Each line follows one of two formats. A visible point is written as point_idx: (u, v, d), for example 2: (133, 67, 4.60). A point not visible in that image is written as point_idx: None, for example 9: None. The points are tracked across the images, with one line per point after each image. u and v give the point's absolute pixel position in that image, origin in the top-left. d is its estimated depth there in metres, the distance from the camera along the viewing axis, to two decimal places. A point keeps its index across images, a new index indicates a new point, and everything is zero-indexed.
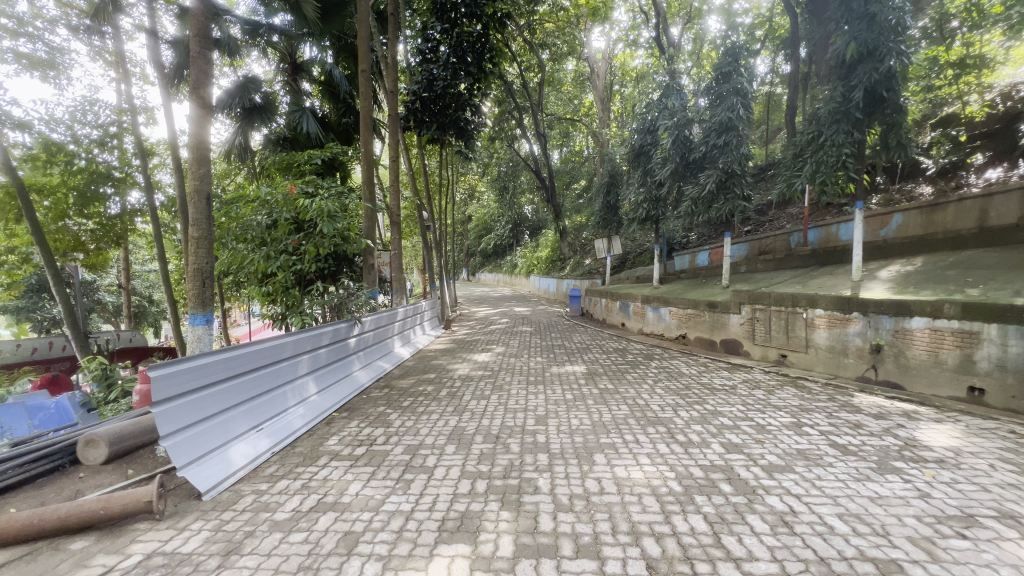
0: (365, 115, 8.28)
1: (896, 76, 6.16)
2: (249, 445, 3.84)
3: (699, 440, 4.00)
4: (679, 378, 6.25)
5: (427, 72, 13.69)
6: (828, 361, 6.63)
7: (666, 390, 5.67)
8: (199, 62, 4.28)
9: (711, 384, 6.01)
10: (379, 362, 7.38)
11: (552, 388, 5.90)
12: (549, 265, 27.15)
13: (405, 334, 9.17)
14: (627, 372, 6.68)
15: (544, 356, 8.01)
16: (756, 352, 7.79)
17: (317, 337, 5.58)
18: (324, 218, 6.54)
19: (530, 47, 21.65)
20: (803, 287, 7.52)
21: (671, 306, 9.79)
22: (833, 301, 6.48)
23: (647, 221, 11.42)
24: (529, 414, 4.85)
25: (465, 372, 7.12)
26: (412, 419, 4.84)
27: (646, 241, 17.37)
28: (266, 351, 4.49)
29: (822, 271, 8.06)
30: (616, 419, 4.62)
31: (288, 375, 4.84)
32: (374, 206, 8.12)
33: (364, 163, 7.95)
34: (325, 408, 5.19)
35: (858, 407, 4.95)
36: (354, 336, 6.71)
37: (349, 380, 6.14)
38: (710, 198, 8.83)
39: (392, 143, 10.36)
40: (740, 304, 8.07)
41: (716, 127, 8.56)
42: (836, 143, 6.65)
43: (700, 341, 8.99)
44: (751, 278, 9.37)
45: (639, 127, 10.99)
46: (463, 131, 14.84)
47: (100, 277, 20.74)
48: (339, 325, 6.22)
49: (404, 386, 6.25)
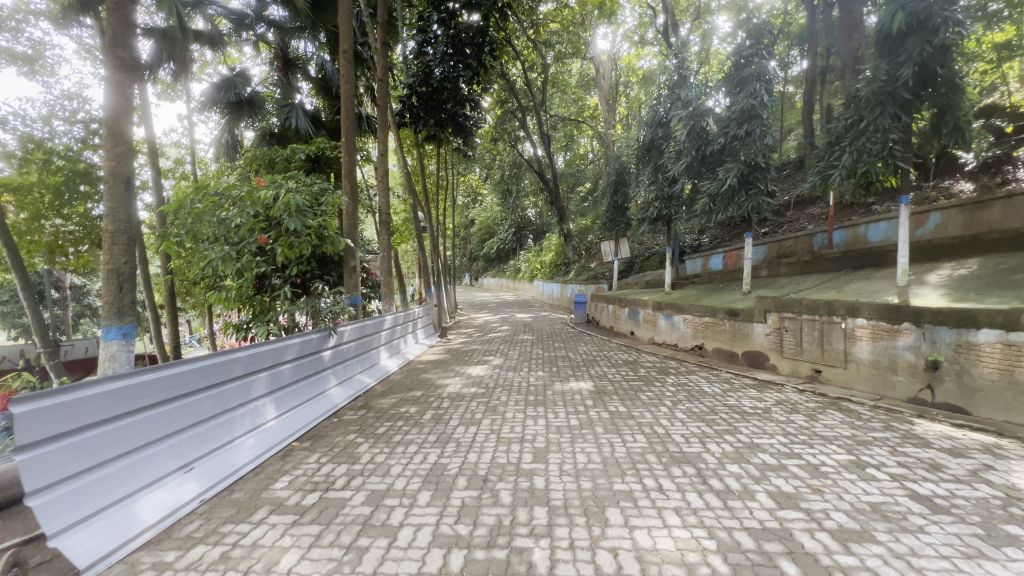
0: (347, 101, 7.34)
1: (952, 50, 5.36)
2: (169, 493, 3.04)
3: (739, 489, 3.15)
4: (702, 400, 5.39)
5: (423, 64, 12.83)
6: (872, 379, 5.76)
7: (689, 415, 4.83)
8: (115, 12, 3.50)
9: (740, 407, 5.15)
10: (363, 378, 6.60)
11: (554, 411, 5.06)
12: (553, 269, 26.34)
13: (393, 344, 8.34)
14: (641, 390, 5.85)
15: (546, 370, 7.16)
16: (785, 366, 6.91)
17: (282, 352, 4.82)
18: (293, 212, 5.80)
19: (534, 45, 21.00)
20: (838, 293, 6.67)
21: (686, 313, 8.94)
22: (878, 309, 5.62)
23: (659, 221, 10.56)
24: (526, 446, 4.02)
25: (456, 389, 6.28)
26: (385, 452, 4.02)
27: (655, 243, 16.53)
28: (209, 370, 3.73)
29: (858, 276, 7.20)
30: (632, 454, 3.78)
31: (238, 398, 4.06)
32: (356, 201, 7.20)
33: (347, 155, 7.11)
34: (286, 435, 4.40)
35: (926, 440, 4.07)
36: (332, 349, 5.95)
37: (320, 399, 5.31)
38: (730, 195, 7.92)
39: (382, 137, 9.49)
40: (765, 312, 7.21)
41: (737, 116, 7.70)
42: (880, 128, 5.79)
43: (719, 353, 8.12)
44: (773, 283, 8.52)
45: (650, 120, 10.17)
46: (462, 128, 14.05)
47: (91, 283, 20.20)
48: (312, 336, 5.45)
49: (383, 407, 5.42)
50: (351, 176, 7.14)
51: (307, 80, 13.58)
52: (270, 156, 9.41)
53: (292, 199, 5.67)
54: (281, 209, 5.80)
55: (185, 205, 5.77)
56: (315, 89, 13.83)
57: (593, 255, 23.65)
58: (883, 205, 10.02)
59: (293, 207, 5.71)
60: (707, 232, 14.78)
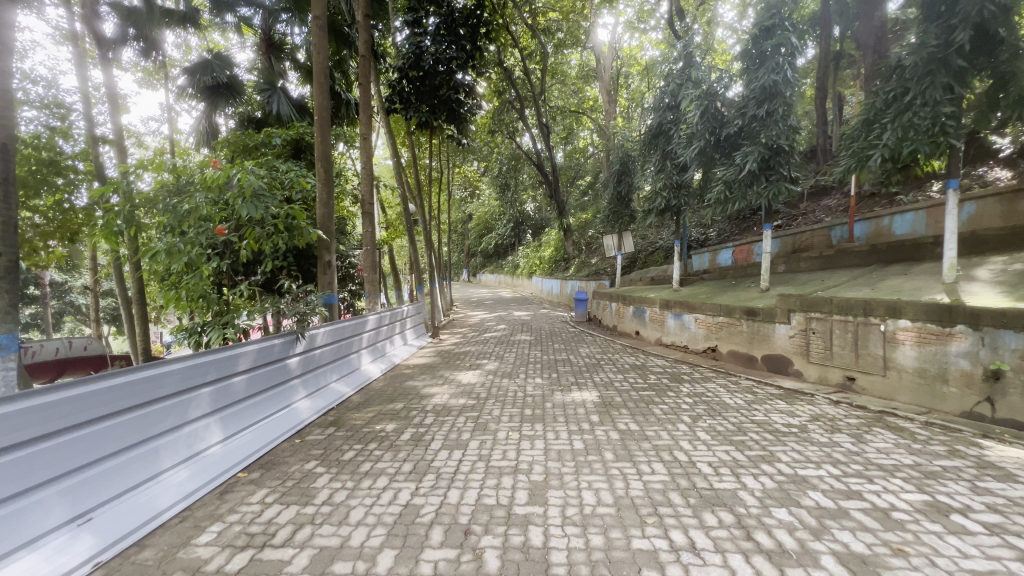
0: (320, 74, 6.34)
1: (1017, 8, 4.61)
2: (45, 559, 2.28)
3: (796, 548, 2.42)
4: (725, 415, 4.67)
5: (414, 45, 11.97)
6: (917, 390, 5.04)
7: (713, 436, 4.10)
8: None
9: (771, 424, 4.42)
10: (339, 386, 5.87)
11: (554, 429, 4.33)
12: (553, 265, 25.56)
13: (376, 347, 7.58)
14: (654, 402, 5.13)
15: (546, 377, 6.43)
16: (812, 373, 6.19)
17: (233, 361, 4.07)
18: (247, 198, 4.93)
19: (533, 32, 20.20)
20: (872, 291, 5.93)
21: (697, 312, 8.21)
22: (925, 309, 4.90)
23: (666, 213, 9.81)
24: (519, 481, 3.29)
25: (443, 400, 5.55)
26: (347, 487, 3.28)
27: (659, 237, 15.78)
28: (126, 390, 2.97)
29: (892, 271, 6.46)
30: (651, 492, 3.06)
31: (169, 421, 3.31)
32: (331, 188, 6.26)
33: (321, 135, 6.19)
34: (231, 464, 3.64)
35: (1007, 470, 3.34)
36: (300, 356, 5.21)
37: (282, 416, 4.55)
38: (749, 181, 7.13)
39: (364, 118, 8.54)
40: (788, 312, 6.49)
41: (757, 94, 6.94)
42: (929, 100, 5.04)
43: (735, 355, 7.40)
44: (793, 280, 7.77)
45: (658, 103, 9.40)
46: (456, 114, 13.20)
47: (72, 280, 19.40)
48: (272, 342, 4.70)
49: (356, 424, 4.68)
50: (326, 158, 6.18)
51: (292, 63, 12.62)
52: (247, 141, 8.66)
53: (246, 183, 4.80)
54: (234, 195, 4.95)
55: (125, 189, 4.91)
56: (300, 72, 12.83)
57: (593, 250, 22.88)
58: (909, 196, 9.28)
59: (248, 192, 4.84)
60: (715, 226, 14.04)
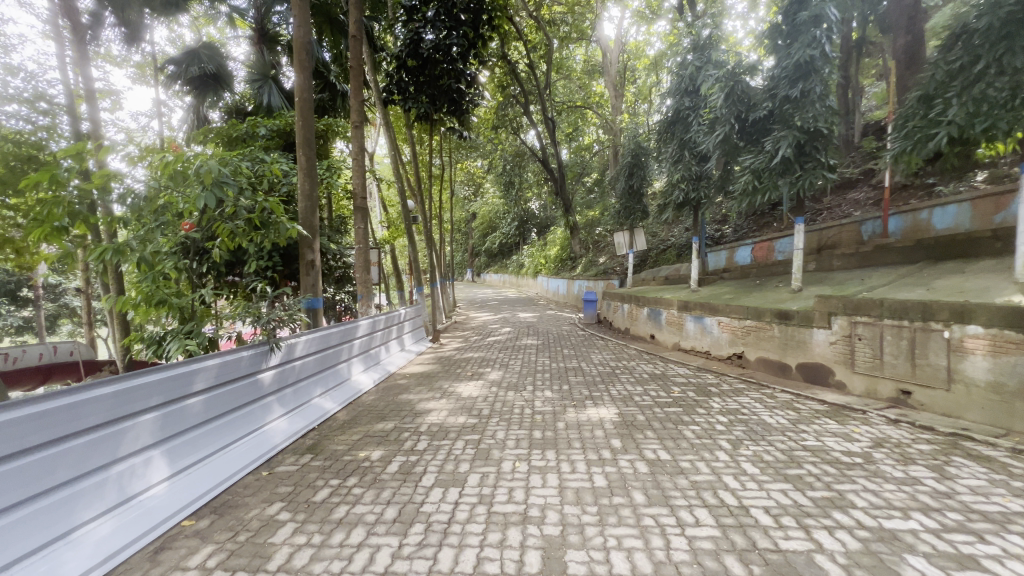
0: (299, 49, 5.62)
1: None
2: None
3: None
4: (770, 440, 3.96)
5: (412, 31, 11.28)
6: (991, 408, 4.30)
7: (763, 468, 3.40)
8: None
9: (827, 452, 3.71)
10: (323, 401, 5.20)
11: (569, 459, 3.64)
12: (559, 264, 24.83)
13: (369, 354, 6.90)
14: (684, 421, 4.44)
15: (556, 389, 5.73)
16: (858, 384, 5.46)
17: (186, 381, 3.39)
18: (206, 185, 4.18)
19: (538, 24, 19.49)
20: (928, 292, 5.19)
21: (721, 314, 7.50)
22: (1002, 314, 4.16)
23: (684, 206, 9.09)
24: (530, 536, 2.59)
25: (440, 418, 4.86)
26: (310, 545, 2.60)
27: (671, 235, 15.04)
28: (29, 426, 2.30)
29: (946, 270, 5.72)
30: (700, 556, 2.36)
31: (95, 460, 2.64)
32: (315, 179, 5.56)
33: (302, 119, 5.50)
34: (176, 508, 2.97)
35: None
36: (274, 369, 4.53)
37: (250, 443, 3.88)
38: (781, 169, 6.37)
39: (354, 103, 7.77)
40: (829, 315, 5.76)
41: (790, 72, 6.19)
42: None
43: (766, 363, 6.66)
44: (828, 279, 7.04)
45: (675, 88, 8.69)
46: (458, 106, 12.55)
47: (65, 282, 18.78)
48: (240, 355, 4.04)
49: (337, 451, 4.00)
50: (308, 145, 5.48)
51: (285, 52, 11.88)
52: (233, 130, 8.08)
53: (202, 166, 4.03)
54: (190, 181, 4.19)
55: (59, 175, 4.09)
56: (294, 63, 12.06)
57: (601, 249, 22.10)
58: (950, 187, 8.50)
59: (205, 177, 4.06)
60: (731, 223, 13.30)
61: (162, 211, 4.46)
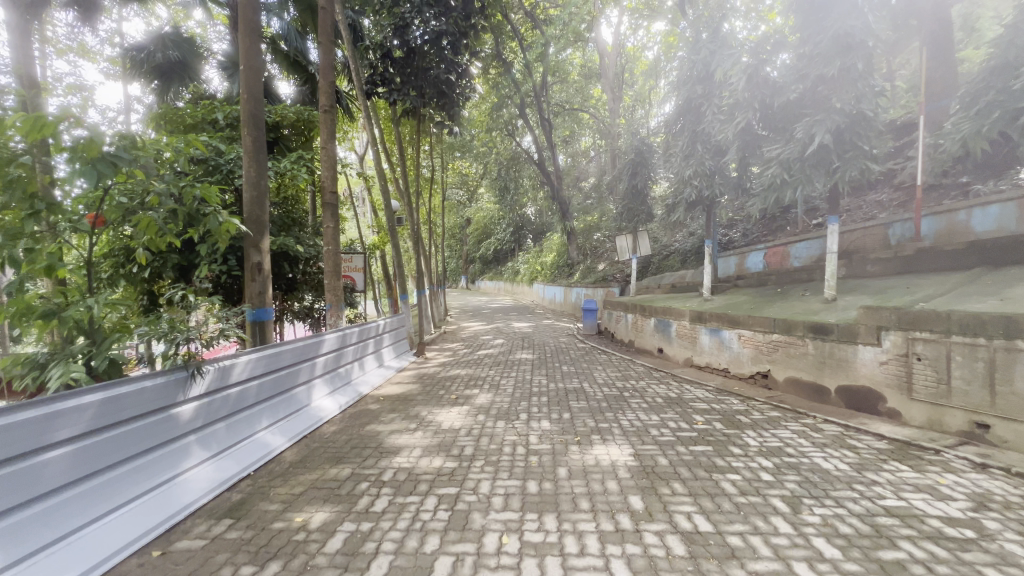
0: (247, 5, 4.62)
1: None
2: None
3: None
4: (838, 499, 3.01)
5: (398, 17, 10.50)
6: None
7: (845, 547, 2.45)
8: None
9: (919, 518, 2.76)
10: (270, 436, 4.21)
11: (575, 531, 2.68)
12: (555, 271, 24.00)
13: (336, 374, 5.92)
14: (719, 468, 3.49)
15: (554, 418, 4.79)
16: (918, 414, 4.53)
17: (42, 429, 2.40)
18: (88, 161, 3.11)
19: (534, 23, 18.72)
20: (1004, 302, 4.29)
21: (743, 328, 6.59)
22: None
23: (697, 205, 8.21)
24: None
25: (410, 459, 3.90)
26: None
27: (675, 239, 14.22)
28: None
29: (1015, 276, 4.82)
30: None
31: None
32: (263, 163, 4.58)
33: (248, 92, 4.54)
34: None
35: None
36: (197, 401, 3.55)
37: (147, 506, 2.87)
38: (816, 159, 5.48)
39: (323, 84, 6.84)
40: (879, 331, 4.84)
41: (825, 48, 5.30)
42: None
43: (799, 385, 5.75)
44: (866, 287, 6.14)
45: (686, 75, 7.86)
46: (447, 99, 11.73)
47: None
48: (141, 386, 3.07)
49: (266, 515, 3.01)
50: (256, 121, 4.53)
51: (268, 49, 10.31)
52: (187, 115, 7.12)
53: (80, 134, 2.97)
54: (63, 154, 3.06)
55: None
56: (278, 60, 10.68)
57: (599, 255, 21.20)
58: (989, 184, 7.65)
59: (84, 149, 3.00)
60: (739, 227, 12.50)
61: (40, 196, 3.27)
